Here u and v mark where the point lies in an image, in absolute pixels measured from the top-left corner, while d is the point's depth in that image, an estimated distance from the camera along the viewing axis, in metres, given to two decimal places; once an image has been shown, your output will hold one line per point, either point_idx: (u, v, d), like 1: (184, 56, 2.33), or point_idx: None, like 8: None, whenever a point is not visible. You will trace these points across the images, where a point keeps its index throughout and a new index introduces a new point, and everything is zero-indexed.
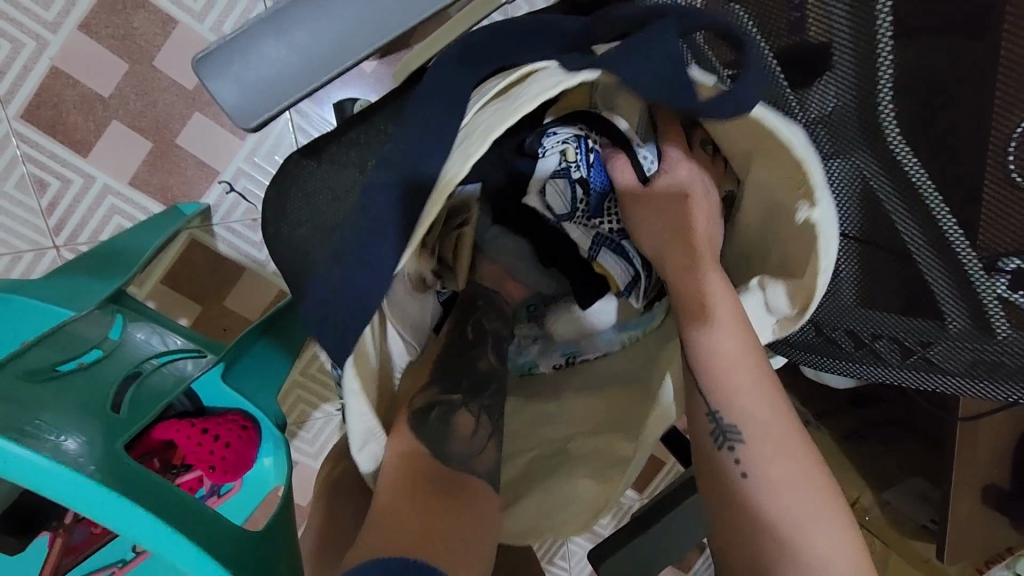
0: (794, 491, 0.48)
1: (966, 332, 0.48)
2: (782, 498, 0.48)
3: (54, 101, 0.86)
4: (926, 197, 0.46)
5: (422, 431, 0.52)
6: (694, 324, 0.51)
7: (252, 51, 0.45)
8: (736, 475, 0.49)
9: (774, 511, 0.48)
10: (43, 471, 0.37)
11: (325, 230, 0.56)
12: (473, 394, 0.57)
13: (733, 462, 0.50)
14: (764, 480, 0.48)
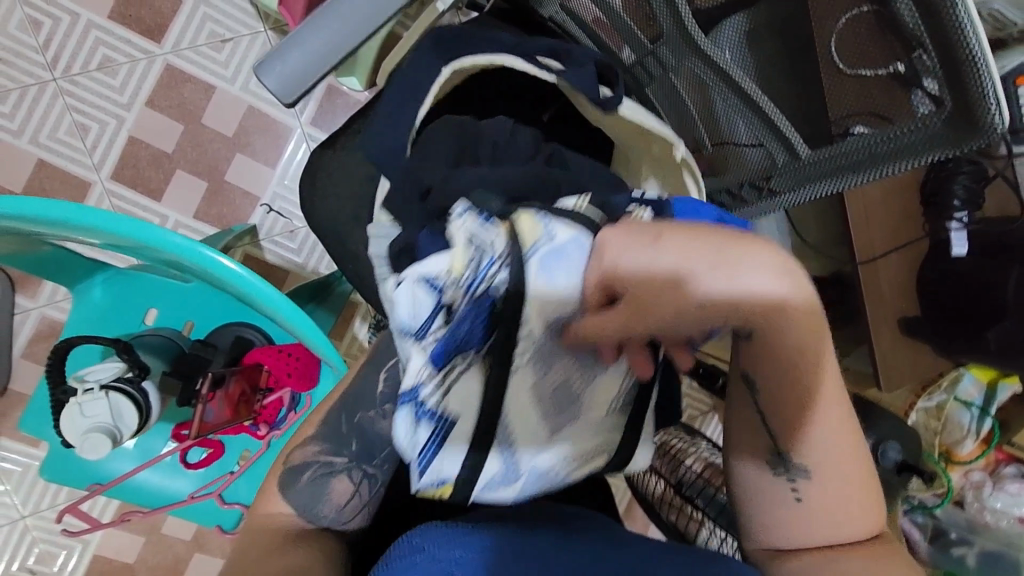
0: (833, 506, 0.54)
1: (789, 162, 0.65)
2: (825, 496, 0.54)
3: (133, 162, 1.13)
4: (732, 72, 0.65)
5: (290, 495, 0.59)
6: (766, 339, 0.47)
7: (281, 58, 0.58)
8: (787, 490, 0.55)
9: (816, 507, 0.55)
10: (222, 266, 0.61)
11: (345, 196, 0.83)
12: (359, 458, 0.61)
13: (785, 480, 0.55)
14: (809, 490, 0.54)
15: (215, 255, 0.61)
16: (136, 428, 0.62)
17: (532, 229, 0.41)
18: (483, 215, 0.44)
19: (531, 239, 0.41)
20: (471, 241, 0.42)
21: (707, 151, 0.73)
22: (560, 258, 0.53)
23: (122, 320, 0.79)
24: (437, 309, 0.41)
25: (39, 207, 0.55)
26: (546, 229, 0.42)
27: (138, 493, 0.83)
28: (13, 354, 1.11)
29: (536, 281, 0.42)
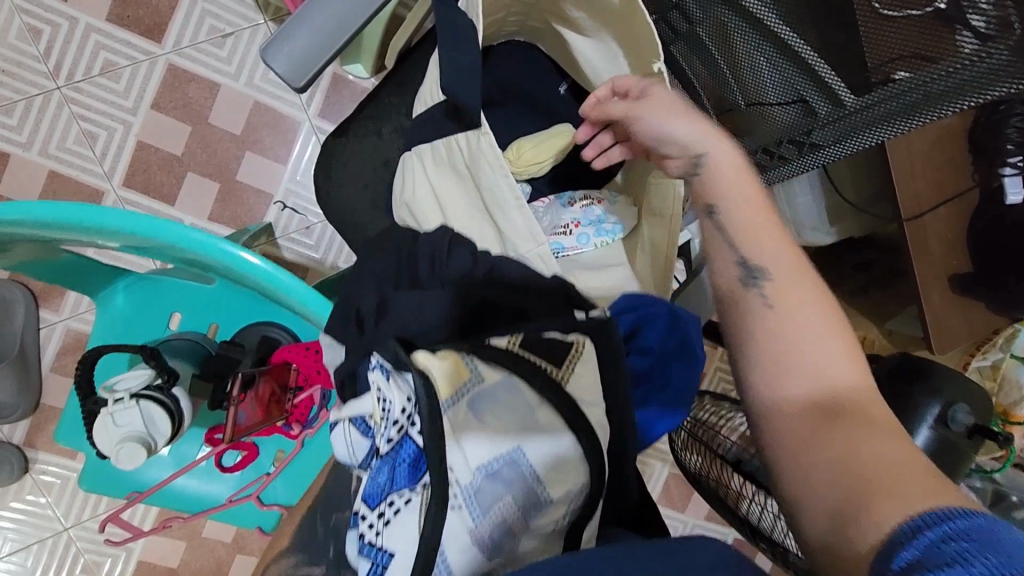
0: (814, 354, 0.47)
1: (831, 112, 0.61)
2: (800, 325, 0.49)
3: (144, 167, 1.11)
4: (765, 18, 0.61)
5: None
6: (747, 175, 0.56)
7: (288, 39, 0.55)
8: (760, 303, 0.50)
9: (798, 337, 0.48)
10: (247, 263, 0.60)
11: (361, 185, 0.81)
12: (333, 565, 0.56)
13: (757, 291, 0.51)
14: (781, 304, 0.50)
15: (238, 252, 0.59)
16: (171, 434, 0.60)
17: (457, 372, 0.49)
18: (388, 372, 0.47)
19: (449, 388, 0.47)
20: (380, 399, 0.46)
21: (740, 110, 0.68)
22: (489, 376, 0.50)
23: (145, 323, 0.78)
24: (371, 448, 0.49)
25: (48, 209, 0.53)
26: (473, 372, 0.49)
27: (177, 500, 0.82)
28: (42, 368, 1.11)
29: (477, 424, 0.47)
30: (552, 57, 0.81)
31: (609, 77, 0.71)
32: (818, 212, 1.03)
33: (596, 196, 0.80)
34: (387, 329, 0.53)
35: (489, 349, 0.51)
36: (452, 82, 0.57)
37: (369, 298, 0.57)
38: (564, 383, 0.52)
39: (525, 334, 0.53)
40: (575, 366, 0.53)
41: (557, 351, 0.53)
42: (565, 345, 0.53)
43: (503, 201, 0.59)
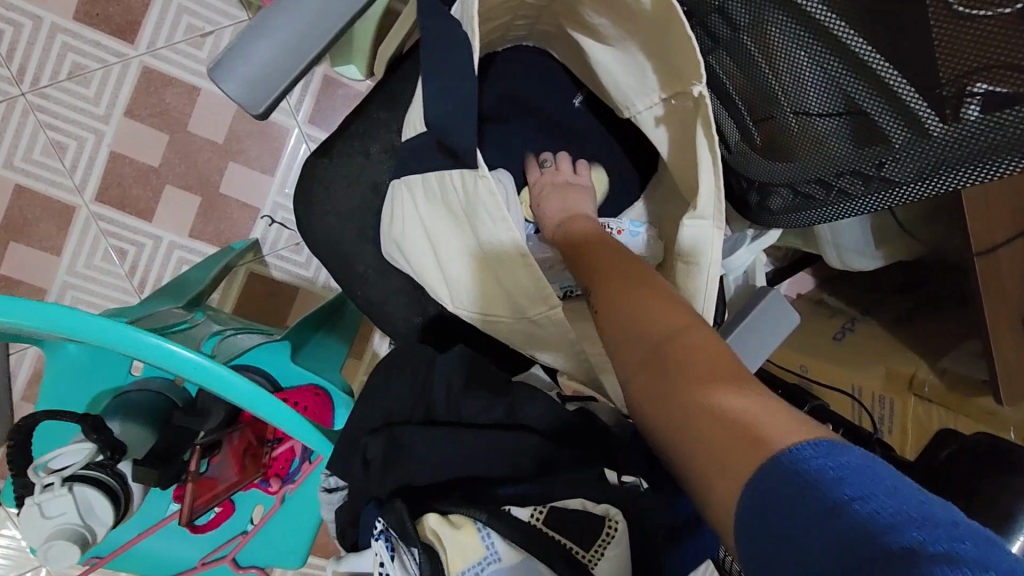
0: (623, 308, 0.50)
1: (911, 144, 0.50)
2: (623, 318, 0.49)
3: (118, 180, 1.02)
4: (829, 25, 0.49)
5: None
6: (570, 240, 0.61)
7: (245, 55, 0.45)
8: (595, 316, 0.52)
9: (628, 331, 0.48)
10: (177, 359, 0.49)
11: (346, 213, 0.71)
12: None
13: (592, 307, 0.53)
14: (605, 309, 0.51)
15: (166, 344, 0.48)
16: (114, 522, 0.52)
17: (473, 548, 0.46)
18: (394, 543, 0.47)
19: (459, 563, 0.45)
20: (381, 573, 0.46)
21: (787, 132, 0.58)
22: (508, 557, 0.46)
23: (102, 372, 0.69)
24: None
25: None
26: (490, 551, 0.46)
27: (142, 563, 0.74)
28: (13, 398, 1.03)
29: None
30: (566, 64, 0.70)
31: (633, 94, 0.60)
32: (864, 235, 0.91)
33: (613, 224, 0.71)
34: (394, 479, 0.51)
35: (508, 520, 0.46)
36: (446, 107, 0.47)
37: (376, 438, 0.53)
38: (592, 570, 0.45)
39: (551, 507, 0.47)
40: (606, 550, 0.46)
41: (585, 525, 0.46)
42: (595, 520, 0.46)
43: (506, 260, 0.50)
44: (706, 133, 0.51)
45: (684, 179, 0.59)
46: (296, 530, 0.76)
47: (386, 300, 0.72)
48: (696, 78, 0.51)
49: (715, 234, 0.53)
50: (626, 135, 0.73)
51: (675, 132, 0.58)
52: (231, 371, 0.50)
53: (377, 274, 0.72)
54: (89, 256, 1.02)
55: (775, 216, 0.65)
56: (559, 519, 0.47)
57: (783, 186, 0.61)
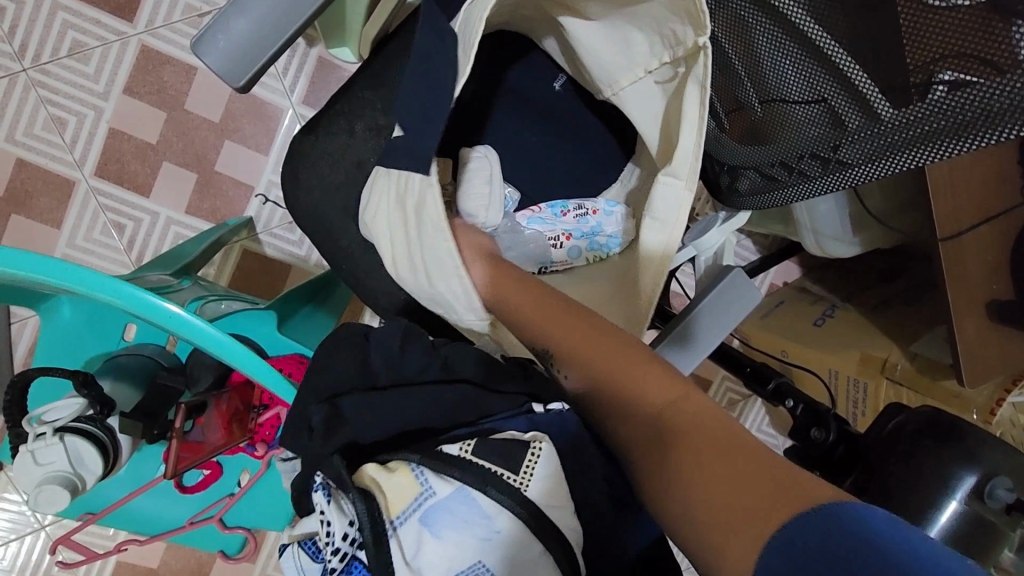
0: (569, 342, 0.56)
1: (865, 126, 0.52)
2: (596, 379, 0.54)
3: (117, 156, 1.04)
4: (790, 13, 0.52)
5: None
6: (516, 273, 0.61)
7: (226, 28, 0.47)
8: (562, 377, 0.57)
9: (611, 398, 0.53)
10: (168, 314, 0.54)
11: (331, 188, 0.74)
12: None
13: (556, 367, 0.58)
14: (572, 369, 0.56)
15: (160, 301, 0.54)
16: (103, 472, 0.55)
17: (409, 486, 0.47)
18: (332, 493, 0.49)
19: (398, 505, 0.47)
20: (325, 525, 0.48)
21: (753, 116, 0.60)
22: (442, 489, 0.46)
23: (94, 338, 0.73)
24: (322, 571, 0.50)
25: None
26: (425, 486, 0.47)
27: (134, 521, 0.77)
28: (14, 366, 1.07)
29: (432, 542, 0.45)
30: (546, 47, 0.72)
31: (617, 71, 0.64)
32: (842, 220, 0.93)
33: (590, 204, 0.73)
34: (339, 438, 0.51)
35: (441, 458, 0.47)
36: (419, 83, 0.49)
37: (320, 407, 0.53)
38: (525, 491, 0.47)
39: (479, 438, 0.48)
40: (535, 471, 0.47)
41: (511, 453, 0.47)
42: (518, 448, 0.48)
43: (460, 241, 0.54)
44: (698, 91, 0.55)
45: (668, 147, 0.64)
46: (282, 492, 0.80)
47: (368, 272, 0.75)
48: (690, 35, 0.55)
49: (685, 195, 0.59)
50: (604, 118, 0.75)
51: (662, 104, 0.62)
52: (214, 328, 0.55)
53: (360, 248, 0.75)
54: (89, 230, 1.05)
55: (742, 198, 0.66)
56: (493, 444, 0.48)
57: (749, 168, 0.63)
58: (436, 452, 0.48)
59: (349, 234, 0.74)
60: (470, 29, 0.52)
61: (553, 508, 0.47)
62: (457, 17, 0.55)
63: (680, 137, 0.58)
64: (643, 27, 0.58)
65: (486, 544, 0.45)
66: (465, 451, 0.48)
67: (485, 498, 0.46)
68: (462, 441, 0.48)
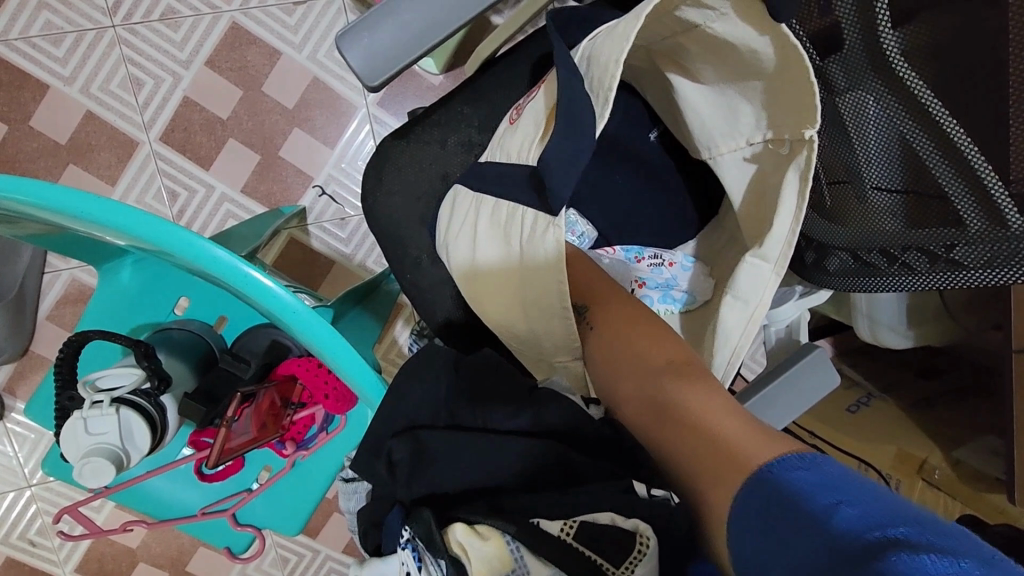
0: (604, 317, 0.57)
1: (985, 231, 0.51)
2: (617, 344, 0.55)
3: (185, 125, 1.04)
4: (928, 105, 0.51)
5: None
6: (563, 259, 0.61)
7: (372, 28, 0.47)
8: (587, 331, 0.57)
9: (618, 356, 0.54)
10: (266, 291, 0.51)
11: (413, 197, 0.73)
12: None
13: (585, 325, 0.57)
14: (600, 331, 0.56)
15: (258, 275, 0.50)
16: (147, 450, 0.52)
17: (500, 559, 0.44)
18: (421, 553, 0.46)
19: None
20: None
21: (857, 200, 0.59)
22: (537, 569, 0.43)
23: (148, 308, 0.70)
24: None
25: (84, 201, 0.47)
26: (518, 563, 0.44)
27: (146, 502, 0.74)
28: (38, 317, 1.04)
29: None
30: (647, 97, 0.71)
31: (720, 137, 0.62)
32: (899, 312, 0.91)
33: (666, 255, 0.72)
34: (420, 470, 0.50)
35: (539, 536, 0.44)
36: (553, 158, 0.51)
37: (401, 442, 0.51)
38: None
39: (581, 516, 0.44)
40: (636, 568, 0.43)
41: (614, 541, 0.43)
42: (625, 536, 0.43)
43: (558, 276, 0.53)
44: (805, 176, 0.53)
45: (754, 226, 0.61)
46: (302, 496, 0.77)
47: (432, 286, 0.74)
48: (810, 124, 0.53)
49: (771, 276, 0.56)
50: (695, 174, 0.74)
51: (758, 180, 0.61)
52: (314, 312, 0.52)
53: (429, 261, 0.73)
54: (142, 192, 1.04)
55: (829, 276, 0.64)
56: (598, 532, 0.43)
57: (842, 249, 0.62)
58: (540, 522, 0.44)
59: (421, 245, 0.73)
60: (599, 80, 0.51)
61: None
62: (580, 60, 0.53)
63: (775, 218, 0.55)
64: (756, 101, 0.57)
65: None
66: (562, 524, 0.44)
67: None
68: (561, 522, 0.44)
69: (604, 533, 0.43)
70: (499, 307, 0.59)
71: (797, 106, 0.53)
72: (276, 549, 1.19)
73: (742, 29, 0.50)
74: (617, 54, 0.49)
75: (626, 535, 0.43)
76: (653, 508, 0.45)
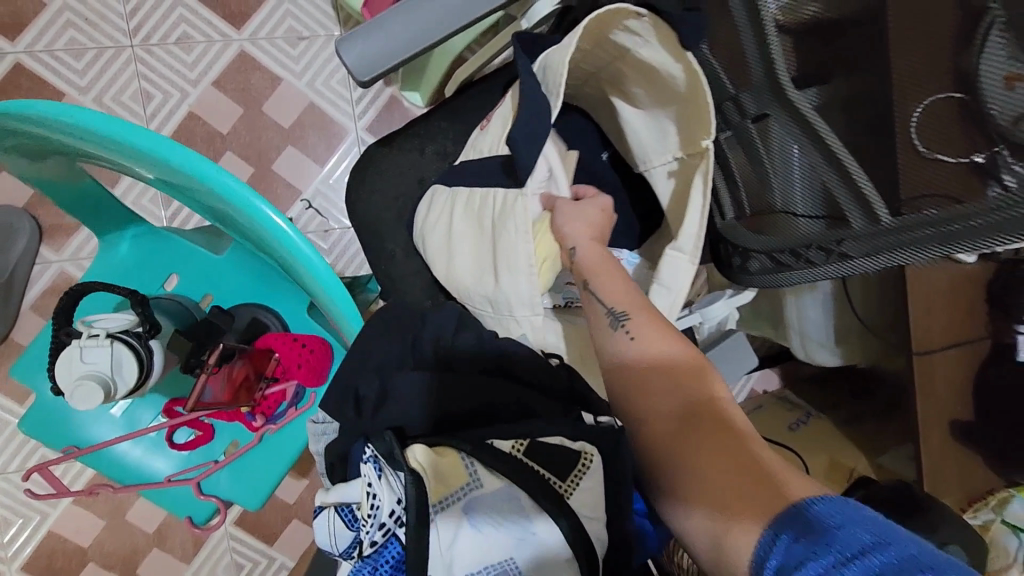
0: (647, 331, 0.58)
1: (865, 227, 0.61)
2: (654, 357, 0.57)
3: (187, 136, 1.13)
4: (814, 123, 0.62)
5: None
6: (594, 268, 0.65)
7: (367, 37, 0.58)
8: (624, 339, 0.59)
9: (650, 367, 0.56)
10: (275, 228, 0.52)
11: (392, 196, 0.82)
12: None
13: (624, 334, 0.59)
14: (638, 343, 0.58)
15: (266, 209, 0.50)
16: (133, 386, 0.57)
17: (456, 473, 0.51)
18: (380, 466, 0.52)
19: (441, 490, 0.50)
20: (369, 497, 0.51)
21: (771, 205, 0.70)
22: (489, 482, 0.51)
23: (140, 279, 0.77)
24: (353, 539, 0.53)
25: (95, 118, 0.45)
26: (472, 477, 0.51)
27: (115, 466, 0.78)
28: (23, 304, 1.09)
29: (468, 534, 0.49)
30: (601, 123, 0.83)
31: (652, 152, 0.73)
32: (827, 330, 1.04)
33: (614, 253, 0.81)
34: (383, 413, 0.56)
35: (491, 452, 0.52)
36: (519, 134, 0.60)
37: (371, 383, 0.59)
38: (567, 498, 0.50)
39: (531, 438, 0.53)
40: (580, 481, 0.51)
41: (562, 460, 0.51)
42: (572, 454, 0.51)
43: (510, 251, 0.63)
44: (703, 179, 0.64)
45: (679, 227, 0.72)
46: (266, 471, 0.80)
47: (404, 276, 0.82)
48: (704, 134, 0.65)
49: (687, 266, 0.66)
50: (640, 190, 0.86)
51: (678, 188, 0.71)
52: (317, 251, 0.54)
53: (403, 254, 0.82)
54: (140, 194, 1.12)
55: (751, 276, 0.74)
56: (546, 447, 0.52)
57: (761, 252, 0.72)
58: (494, 441, 0.53)
59: (396, 239, 0.82)
60: (554, 79, 0.61)
61: (590, 521, 0.51)
62: (540, 67, 0.64)
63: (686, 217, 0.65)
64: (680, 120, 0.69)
65: (523, 546, 0.49)
66: (513, 444, 0.52)
67: (526, 501, 0.50)
68: (515, 442, 0.53)
69: (552, 456, 0.51)
70: (465, 283, 0.68)
71: (696, 118, 0.65)
72: (230, 554, 1.19)
73: (662, 54, 0.62)
74: (564, 60, 0.60)
75: (574, 456, 0.51)
76: (602, 434, 0.52)
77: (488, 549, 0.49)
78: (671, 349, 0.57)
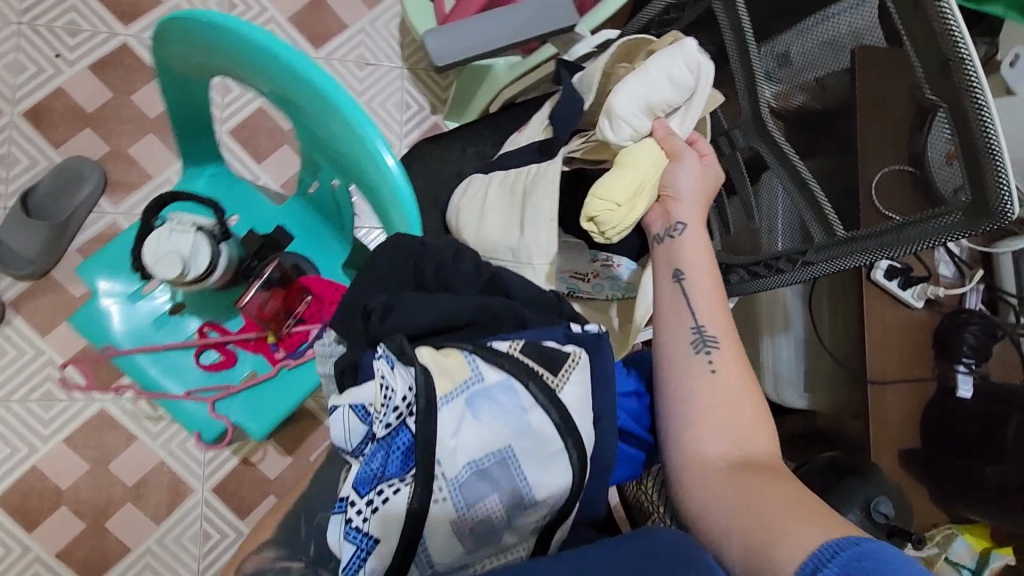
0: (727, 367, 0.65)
1: (826, 240, 0.73)
2: (728, 391, 0.63)
3: (253, 127, 1.29)
4: (788, 153, 0.75)
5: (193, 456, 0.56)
6: (689, 268, 0.70)
7: None
8: (705, 367, 0.65)
9: (724, 399, 0.63)
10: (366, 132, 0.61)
11: (432, 184, 0.96)
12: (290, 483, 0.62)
13: (705, 360, 0.65)
14: (718, 373, 0.64)
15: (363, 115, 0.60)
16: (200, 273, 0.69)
17: (460, 369, 0.58)
18: (392, 362, 0.58)
19: (447, 386, 0.57)
20: (383, 386, 0.57)
21: (749, 223, 0.82)
22: (488, 377, 0.58)
23: None
24: (365, 433, 0.58)
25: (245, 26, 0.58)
26: (475, 372, 0.58)
27: (141, 377, 0.86)
28: (70, 247, 1.18)
29: (470, 424, 0.56)
30: None
31: None
32: (798, 372, 1.15)
33: (614, 259, 0.90)
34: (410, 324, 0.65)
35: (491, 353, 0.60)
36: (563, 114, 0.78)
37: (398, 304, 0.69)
38: (558, 392, 0.58)
39: (527, 343, 0.61)
40: (570, 377, 0.60)
41: (553, 359, 0.60)
42: (561, 355, 0.60)
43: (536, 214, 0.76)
44: None
45: None
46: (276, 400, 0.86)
47: None
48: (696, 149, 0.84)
49: None
50: None
51: None
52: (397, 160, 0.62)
53: (433, 231, 0.94)
54: None
55: (731, 288, 0.86)
56: (542, 354, 0.60)
57: (739, 266, 0.83)
58: (494, 347, 0.61)
59: (429, 218, 0.94)
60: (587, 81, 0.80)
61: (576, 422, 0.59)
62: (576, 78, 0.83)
63: None
64: None
65: (519, 433, 0.56)
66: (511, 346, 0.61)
67: (523, 396, 0.57)
68: (514, 343, 0.61)
69: (547, 360, 0.60)
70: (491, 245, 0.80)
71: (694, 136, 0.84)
72: (200, 521, 1.20)
73: None
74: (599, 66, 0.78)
75: (563, 356, 0.60)
76: (588, 340, 0.63)
77: (486, 440, 0.55)
78: (744, 391, 0.64)
